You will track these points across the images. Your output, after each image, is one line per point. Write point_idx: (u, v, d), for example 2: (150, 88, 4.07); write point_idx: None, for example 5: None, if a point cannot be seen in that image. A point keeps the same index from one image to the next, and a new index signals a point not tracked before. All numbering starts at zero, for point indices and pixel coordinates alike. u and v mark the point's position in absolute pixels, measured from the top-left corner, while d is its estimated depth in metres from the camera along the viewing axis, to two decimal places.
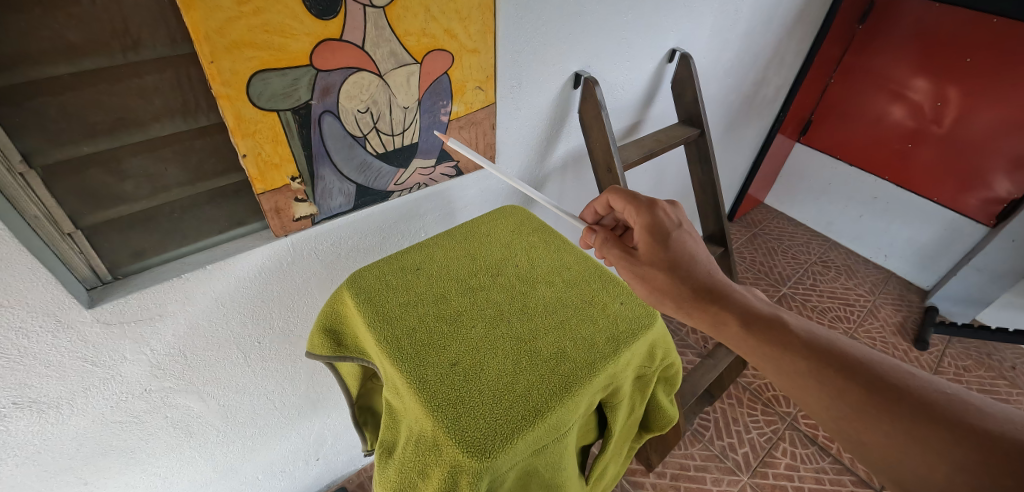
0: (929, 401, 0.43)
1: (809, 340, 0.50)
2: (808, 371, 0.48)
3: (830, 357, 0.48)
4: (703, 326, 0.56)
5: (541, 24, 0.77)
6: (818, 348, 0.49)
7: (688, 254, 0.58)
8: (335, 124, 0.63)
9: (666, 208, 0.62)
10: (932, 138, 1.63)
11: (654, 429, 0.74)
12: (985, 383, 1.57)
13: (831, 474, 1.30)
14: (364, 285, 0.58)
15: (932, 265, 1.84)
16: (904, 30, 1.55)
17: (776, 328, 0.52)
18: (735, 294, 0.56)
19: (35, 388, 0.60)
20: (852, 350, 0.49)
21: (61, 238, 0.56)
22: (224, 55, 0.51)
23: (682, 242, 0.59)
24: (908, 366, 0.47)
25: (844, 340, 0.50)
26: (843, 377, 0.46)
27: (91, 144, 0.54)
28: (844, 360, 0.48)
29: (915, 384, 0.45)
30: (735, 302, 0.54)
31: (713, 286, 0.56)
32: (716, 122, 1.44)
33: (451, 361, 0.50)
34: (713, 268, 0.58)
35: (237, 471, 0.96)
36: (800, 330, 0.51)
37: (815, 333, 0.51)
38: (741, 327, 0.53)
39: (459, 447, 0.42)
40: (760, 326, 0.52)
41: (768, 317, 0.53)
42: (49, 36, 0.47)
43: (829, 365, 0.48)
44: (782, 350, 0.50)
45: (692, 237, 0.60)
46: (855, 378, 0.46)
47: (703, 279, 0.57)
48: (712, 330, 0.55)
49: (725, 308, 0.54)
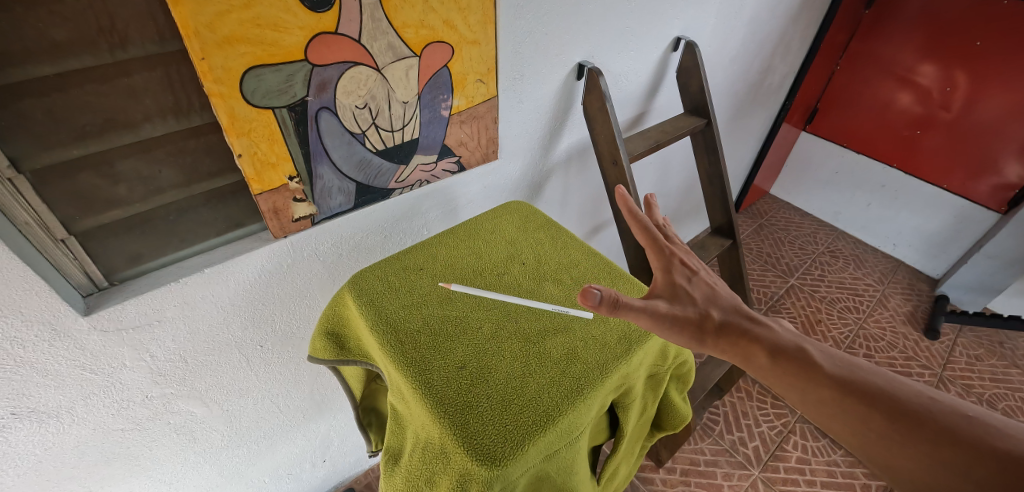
0: (951, 426, 0.42)
1: (832, 368, 0.48)
2: (833, 399, 0.46)
3: (854, 384, 0.47)
4: (730, 358, 0.52)
5: (542, 13, 0.74)
6: (842, 376, 0.47)
7: (712, 295, 0.55)
8: (332, 121, 0.62)
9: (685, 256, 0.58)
10: (940, 124, 1.60)
11: (666, 428, 0.73)
12: (997, 373, 1.54)
13: (844, 467, 1.28)
14: (366, 288, 0.56)
15: (942, 253, 1.81)
16: (912, 15, 1.52)
17: (800, 357, 0.49)
18: (759, 324, 0.53)
19: (33, 397, 0.59)
20: (874, 376, 0.47)
21: (54, 244, 0.54)
22: (215, 51, 0.49)
23: (703, 287, 0.56)
24: (930, 388, 0.46)
25: (862, 362, 0.49)
26: (866, 404, 0.45)
27: (81, 147, 0.52)
28: (866, 388, 0.46)
29: (937, 410, 0.44)
30: (760, 333, 0.52)
31: (739, 319, 0.53)
32: (722, 111, 1.41)
33: (457, 365, 0.48)
34: (736, 302, 0.55)
35: (244, 475, 0.95)
36: (823, 358, 0.49)
37: (837, 360, 0.49)
38: (767, 358, 0.50)
39: (469, 455, 0.40)
40: (785, 355, 0.50)
41: (792, 346, 0.51)
42: (33, 34, 0.45)
43: (851, 393, 0.46)
44: (807, 380, 0.48)
45: (711, 279, 0.57)
46: (878, 406, 0.45)
47: (728, 313, 0.54)
48: (740, 363, 0.52)
49: (751, 340, 0.51)
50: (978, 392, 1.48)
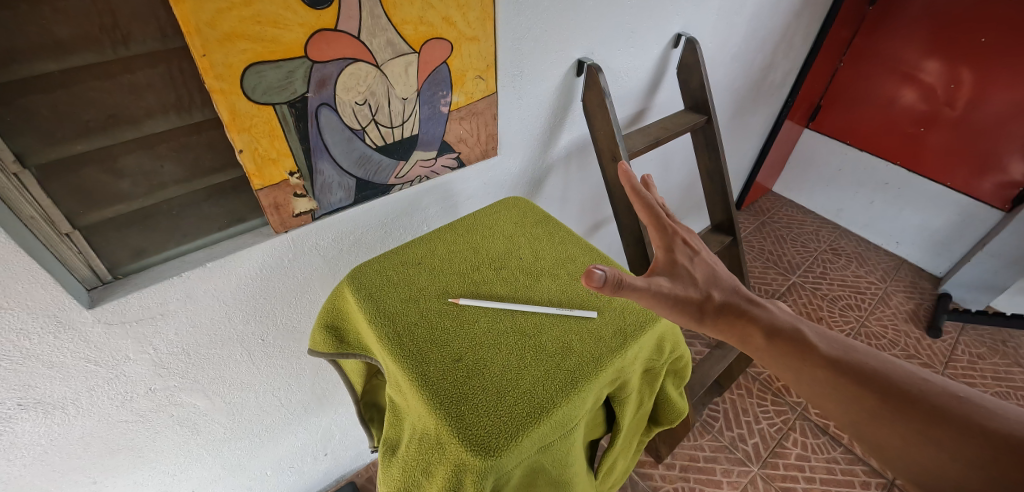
0: (941, 406, 0.43)
1: (826, 350, 0.50)
2: (827, 379, 0.48)
3: (847, 365, 0.48)
4: (729, 340, 0.54)
5: (541, 10, 0.75)
6: (836, 358, 0.49)
7: (713, 277, 0.57)
8: (332, 117, 0.62)
9: (687, 234, 0.59)
10: (944, 121, 1.59)
11: (664, 423, 0.73)
12: (999, 371, 1.54)
13: (843, 464, 1.29)
14: (365, 282, 0.57)
15: (945, 251, 1.81)
16: (916, 11, 1.51)
17: (797, 338, 0.51)
18: (757, 306, 0.55)
19: (39, 389, 0.60)
20: (868, 359, 0.49)
21: (58, 239, 0.55)
22: (216, 47, 0.50)
23: (704, 267, 0.57)
24: (925, 372, 0.47)
25: (857, 346, 0.51)
26: (859, 384, 0.46)
27: (85, 143, 0.53)
28: (858, 369, 0.48)
29: (929, 390, 0.44)
30: (758, 316, 0.54)
31: (738, 301, 0.55)
32: (723, 108, 1.40)
33: (453, 357, 0.48)
34: (737, 286, 0.57)
35: (246, 467, 0.96)
36: (819, 341, 0.51)
37: (832, 342, 0.51)
38: (764, 339, 0.52)
39: (463, 445, 0.41)
40: (781, 337, 0.52)
41: (788, 328, 0.52)
42: (38, 32, 0.46)
43: (844, 372, 0.47)
44: (800, 360, 0.50)
45: (711, 259, 0.58)
46: (869, 385, 0.46)
47: (728, 295, 0.56)
48: (738, 344, 0.54)
49: (749, 322, 0.53)
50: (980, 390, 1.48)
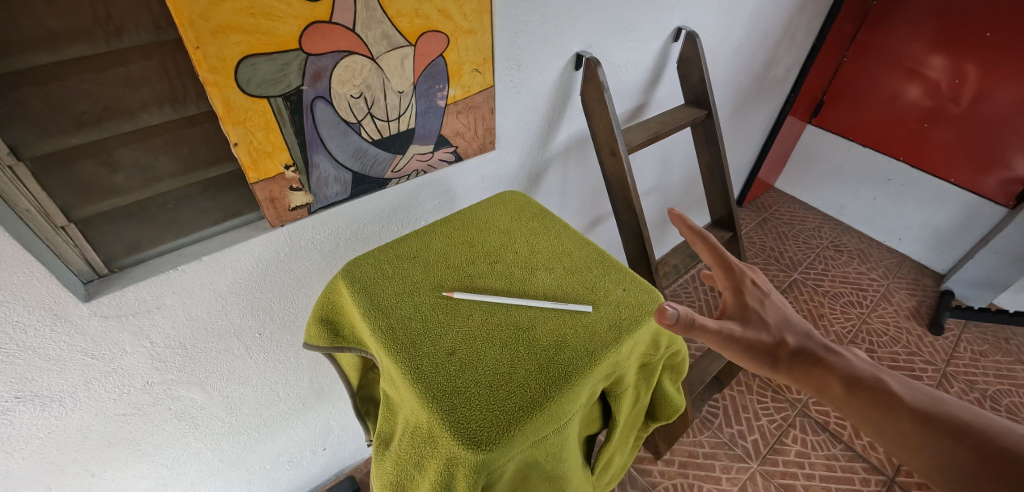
0: None
1: (912, 403, 0.47)
2: (914, 432, 0.45)
3: (936, 418, 0.46)
4: (804, 388, 0.52)
5: (539, 2, 0.74)
6: (924, 412, 0.46)
7: (784, 324, 0.56)
8: (328, 110, 0.62)
9: (755, 276, 0.59)
10: (948, 117, 1.57)
11: (660, 418, 0.73)
12: (1001, 368, 1.53)
13: (843, 461, 1.28)
14: (359, 275, 0.57)
15: (948, 248, 1.79)
16: (921, 5, 1.49)
17: (878, 388, 0.49)
18: (833, 354, 0.54)
19: (35, 381, 0.60)
20: (962, 413, 0.46)
21: (54, 231, 0.55)
22: (209, 39, 0.50)
23: (776, 313, 0.57)
24: None
25: (949, 399, 0.48)
26: (951, 440, 0.44)
27: (80, 136, 0.53)
28: (950, 423, 0.45)
29: None
30: (835, 364, 0.52)
31: (813, 347, 0.54)
32: (725, 103, 1.39)
33: (447, 351, 0.48)
34: (811, 334, 0.56)
35: (244, 461, 0.97)
36: (904, 392, 0.48)
37: (918, 395, 0.48)
38: (843, 387, 0.50)
39: (455, 439, 0.41)
40: (862, 386, 0.50)
41: (869, 378, 0.50)
42: (31, 23, 0.46)
43: (934, 427, 0.45)
44: (884, 410, 0.47)
45: (779, 301, 0.58)
46: (965, 441, 0.43)
47: (801, 343, 0.55)
48: (814, 394, 0.52)
49: (824, 370, 0.52)
50: (981, 388, 1.47)
